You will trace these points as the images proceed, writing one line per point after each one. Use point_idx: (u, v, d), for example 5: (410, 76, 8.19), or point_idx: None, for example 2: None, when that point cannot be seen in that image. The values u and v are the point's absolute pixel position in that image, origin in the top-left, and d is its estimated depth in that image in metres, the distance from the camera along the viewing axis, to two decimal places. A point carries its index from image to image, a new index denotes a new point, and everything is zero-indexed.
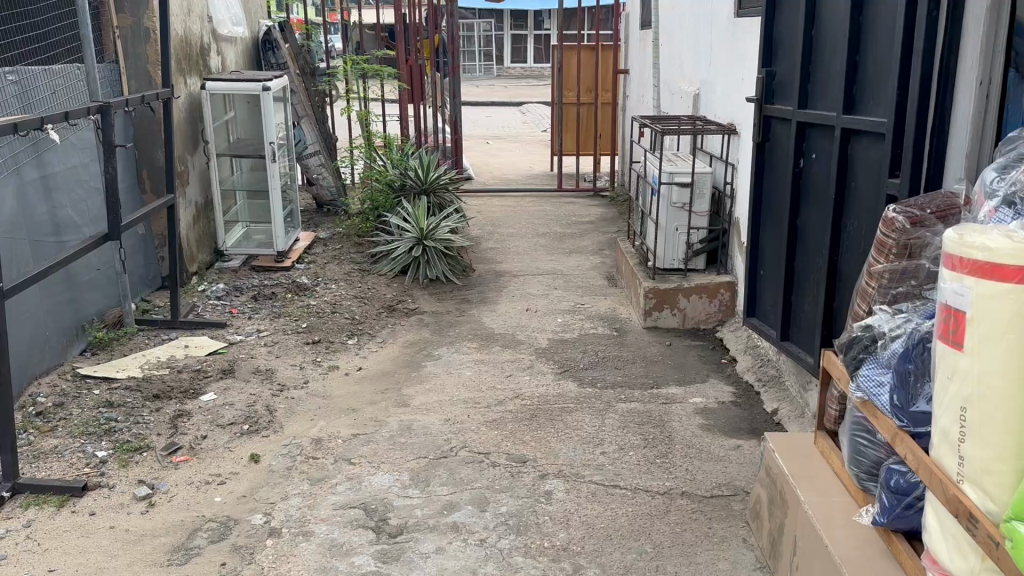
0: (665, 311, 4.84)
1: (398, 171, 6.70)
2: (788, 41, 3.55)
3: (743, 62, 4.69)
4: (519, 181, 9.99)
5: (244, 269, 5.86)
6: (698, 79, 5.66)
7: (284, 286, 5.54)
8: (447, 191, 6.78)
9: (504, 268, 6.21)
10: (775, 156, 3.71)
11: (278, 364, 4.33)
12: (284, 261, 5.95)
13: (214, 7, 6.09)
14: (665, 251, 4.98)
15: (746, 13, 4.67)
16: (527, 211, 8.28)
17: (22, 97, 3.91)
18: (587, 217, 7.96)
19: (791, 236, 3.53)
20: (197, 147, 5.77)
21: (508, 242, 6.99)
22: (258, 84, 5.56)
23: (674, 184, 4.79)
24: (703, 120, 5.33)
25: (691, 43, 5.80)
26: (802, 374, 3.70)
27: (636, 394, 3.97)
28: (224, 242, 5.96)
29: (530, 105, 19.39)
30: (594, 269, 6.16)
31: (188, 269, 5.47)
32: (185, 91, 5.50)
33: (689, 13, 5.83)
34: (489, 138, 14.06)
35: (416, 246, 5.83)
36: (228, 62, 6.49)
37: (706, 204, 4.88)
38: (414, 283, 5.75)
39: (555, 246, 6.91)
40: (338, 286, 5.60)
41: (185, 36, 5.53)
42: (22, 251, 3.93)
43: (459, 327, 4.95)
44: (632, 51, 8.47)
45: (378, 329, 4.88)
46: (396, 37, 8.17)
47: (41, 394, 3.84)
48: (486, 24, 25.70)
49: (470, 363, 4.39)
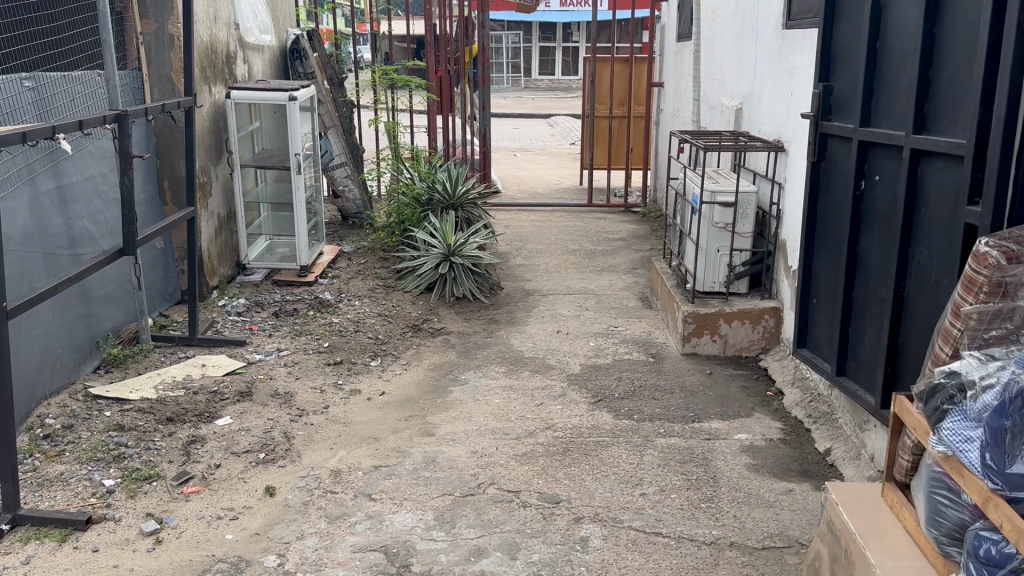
0: (704, 337, 4.59)
1: (425, 184, 6.52)
2: (848, 55, 3.32)
3: (793, 76, 4.45)
4: (547, 195, 9.78)
5: (266, 283, 5.71)
6: (741, 93, 5.41)
7: (307, 302, 5.35)
8: (475, 205, 6.59)
9: (533, 286, 5.98)
10: (833, 176, 3.49)
11: (298, 386, 4.11)
12: (307, 276, 5.78)
13: (241, 13, 5.95)
14: (705, 274, 4.73)
15: (797, 24, 4.43)
16: (556, 226, 8.05)
17: (39, 105, 3.78)
18: (618, 234, 7.72)
19: (850, 264, 3.30)
20: (220, 158, 5.62)
21: (536, 258, 6.77)
22: (284, 94, 5.40)
23: (716, 204, 4.56)
24: (746, 136, 5.08)
25: (734, 56, 5.55)
26: (860, 413, 3.47)
27: (676, 429, 3.71)
28: (247, 255, 5.79)
29: (558, 117, 19.21)
30: (627, 289, 5.91)
31: (209, 282, 5.30)
32: (210, 100, 5.36)
33: (733, 24, 5.59)
34: (517, 151, 13.89)
35: (443, 262, 5.63)
36: (254, 71, 6.33)
37: (750, 224, 4.64)
38: (440, 300, 5.54)
39: (585, 264, 6.67)
40: (363, 303, 5.40)
41: (211, 43, 5.39)
42: (36, 265, 3.78)
43: (487, 350, 4.72)
44: (667, 64, 8.23)
45: (402, 350, 4.67)
46: (426, 48, 7.97)
47: (50, 416, 3.67)
48: (514, 37, 25.66)
49: (498, 389, 4.15)
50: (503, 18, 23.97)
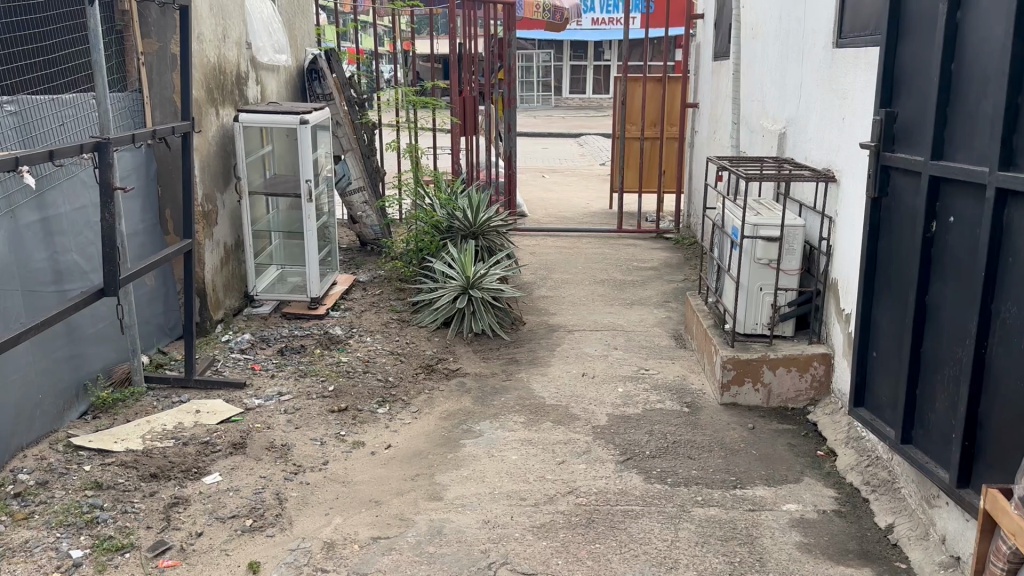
0: (746, 385, 4.17)
1: (446, 211, 6.19)
2: (917, 78, 2.92)
3: (846, 99, 4.05)
4: (576, 219, 9.40)
5: (275, 316, 5.39)
6: (786, 117, 5.03)
7: (316, 337, 5.02)
8: (498, 234, 6.25)
9: (558, 322, 5.58)
10: (897, 215, 3.08)
11: (297, 438, 3.75)
12: (318, 308, 5.46)
13: (255, 32, 5.68)
14: (746, 315, 4.33)
15: (852, 43, 4.05)
16: (584, 254, 7.65)
17: (22, 130, 3.49)
18: (649, 263, 7.31)
19: (919, 316, 2.89)
20: (227, 184, 5.32)
21: (562, 290, 6.39)
22: (295, 117, 5.11)
23: (759, 237, 4.17)
24: (791, 164, 4.70)
25: (778, 78, 5.16)
26: (927, 485, 3.03)
27: (716, 497, 3.30)
28: (255, 286, 5.47)
29: (588, 136, 18.85)
30: (658, 325, 5.50)
31: (213, 316, 5.00)
32: (218, 124, 5.08)
33: (776, 45, 5.21)
34: (545, 172, 13.55)
35: (461, 295, 5.27)
36: (268, 92, 6.06)
37: (797, 261, 4.25)
38: (458, 337, 5.18)
39: (614, 296, 6.26)
40: (375, 340, 5.05)
41: (219, 63, 5.11)
42: (13, 303, 3.47)
43: (506, 395, 4.33)
44: (703, 83, 7.83)
45: (414, 395, 4.29)
46: (451, 68, 7.66)
47: (24, 470, 3.35)
48: (544, 55, 25.43)
49: (516, 444, 3.76)
50: (534, 37, 23.74)
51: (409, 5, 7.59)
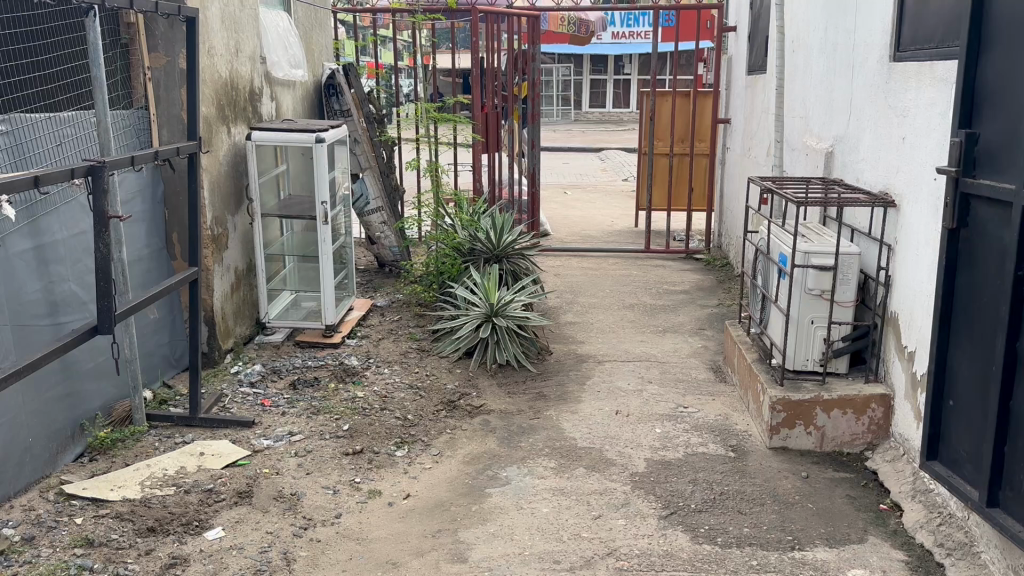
0: (798, 428, 3.85)
1: (468, 233, 5.90)
2: (1005, 96, 2.58)
3: (907, 117, 3.73)
4: (601, 238, 9.07)
5: (288, 344, 5.11)
6: (833, 134, 4.71)
7: (330, 368, 4.72)
8: (522, 256, 5.95)
9: (587, 351, 5.24)
10: (979, 249, 2.73)
11: (308, 486, 3.44)
12: (333, 336, 5.16)
13: (269, 47, 5.44)
14: (795, 350, 4.00)
15: (912, 56, 3.73)
16: (611, 276, 7.31)
17: (15, 151, 3.24)
18: (680, 286, 6.96)
19: (1008, 364, 2.54)
20: (240, 206, 5.04)
21: (589, 315, 6.06)
22: (310, 135, 4.85)
23: (811, 266, 3.86)
24: (841, 185, 4.37)
25: (825, 94, 4.85)
26: (1014, 553, 2.67)
27: (772, 561, 2.96)
28: (267, 312, 5.15)
29: (609, 151, 18.54)
30: (695, 356, 5.15)
31: (223, 345, 4.73)
32: (229, 142, 4.82)
33: (822, 58, 4.89)
34: (567, 188, 13.23)
35: (485, 324, 4.96)
36: (283, 108, 5.80)
37: (852, 291, 3.92)
38: (481, 368, 4.86)
39: (645, 322, 5.92)
40: (393, 371, 4.74)
41: (231, 79, 4.86)
42: (3, 340, 3.20)
43: (534, 436, 3.99)
44: (736, 98, 7.50)
45: (435, 435, 3.96)
46: (472, 83, 7.39)
47: (9, 524, 3.07)
48: (564, 70, 25.18)
49: (547, 494, 3.42)
50: (554, 51, 23.51)
51: (430, 18, 7.33)
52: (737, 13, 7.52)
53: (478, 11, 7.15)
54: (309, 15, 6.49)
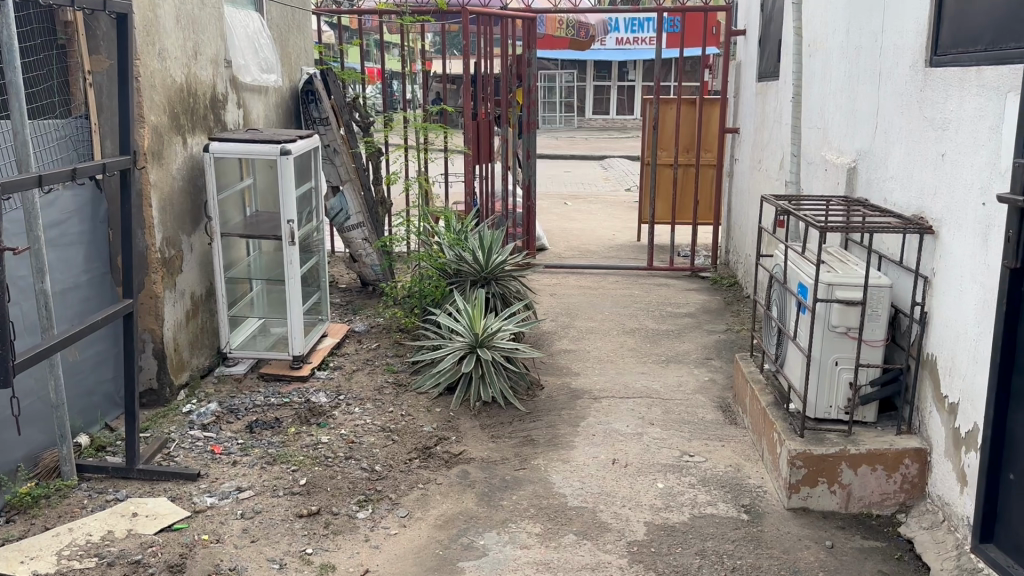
0: (820, 487, 3.36)
1: (454, 252, 5.42)
2: None
3: (946, 131, 3.25)
4: (602, 253, 8.58)
5: (251, 378, 4.63)
6: (856, 148, 4.23)
7: (294, 407, 4.24)
8: (512, 277, 5.46)
9: (583, 385, 4.75)
10: None
11: (251, 558, 2.95)
12: (302, 367, 4.67)
13: (235, 49, 4.97)
14: (817, 396, 3.52)
15: (952, 61, 3.24)
16: (610, 296, 6.82)
17: None
18: (686, 308, 6.46)
19: None
20: (198, 224, 4.58)
21: (586, 342, 5.57)
22: (275, 147, 4.38)
23: (834, 301, 3.38)
24: (867, 207, 3.90)
25: (847, 103, 4.37)
26: None
27: None
28: (228, 341, 4.65)
29: (612, 159, 18.05)
30: (701, 392, 4.65)
31: (174, 381, 4.27)
32: (183, 155, 4.36)
33: (844, 63, 4.42)
34: (567, 198, 12.73)
35: (469, 356, 4.47)
36: (253, 117, 5.34)
37: (881, 329, 3.44)
38: (464, 406, 4.36)
39: (647, 350, 5.43)
40: (364, 409, 4.25)
41: (187, 85, 4.39)
42: None
43: (519, 492, 3.49)
44: (745, 106, 7.02)
45: (404, 491, 3.47)
46: (463, 89, 6.91)
47: None
48: (567, 76, 24.78)
49: (528, 569, 2.93)
50: (556, 57, 23.08)
51: (418, 19, 6.85)
52: (746, 16, 7.03)
53: (469, 13, 6.67)
54: (285, 16, 6.03)
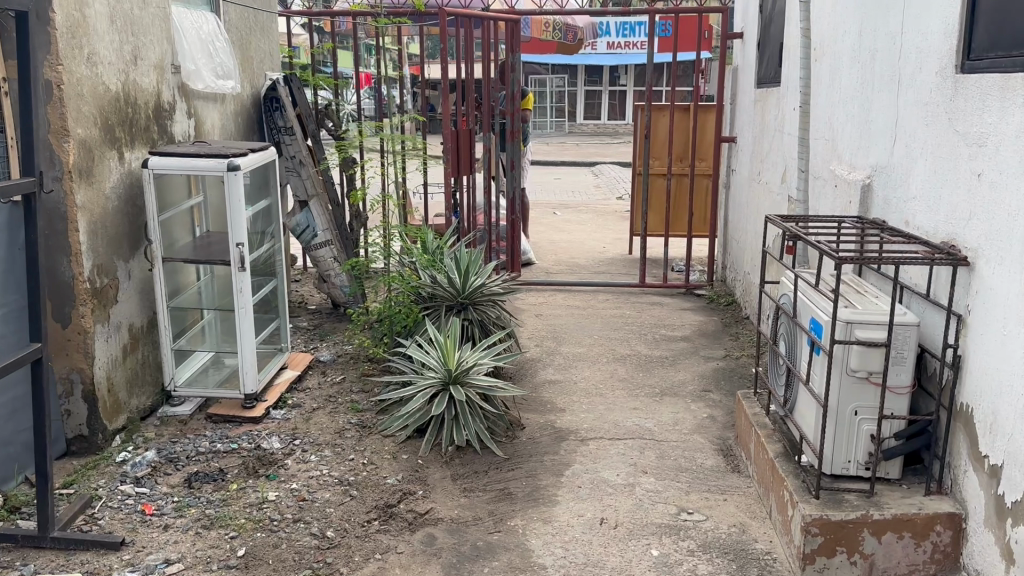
0: (839, 557, 2.91)
1: (428, 275, 4.97)
2: None
3: (982, 148, 2.80)
4: (591, 267, 8.14)
5: (198, 420, 4.17)
6: (871, 164, 3.79)
7: (242, 456, 3.78)
8: (492, 303, 5.01)
9: (568, 423, 4.30)
10: None
11: None
12: (255, 407, 4.20)
13: (183, 53, 4.50)
14: (833, 450, 3.07)
15: (991, 66, 2.79)
16: (600, 316, 6.37)
17: None
18: (680, 330, 6.02)
19: None
20: (139, 248, 4.11)
21: (572, 371, 5.11)
22: (221, 162, 3.93)
23: (854, 342, 2.93)
24: (887, 231, 3.45)
25: (859, 113, 3.94)
26: None
27: None
28: (172, 378, 4.19)
29: (604, 166, 17.63)
30: (699, 431, 4.20)
31: (107, 426, 3.80)
32: (119, 171, 3.89)
33: (856, 69, 3.99)
34: (557, 207, 12.29)
35: (441, 394, 4.01)
36: (206, 128, 4.89)
37: (908, 374, 2.99)
38: (435, 451, 3.89)
39: (639, 380, 4.98)
40: (321, 457, 3.78)
41: (124, 93, 3.93)
42: None
43: (492, 563, 3.02)
44: (742, 114, 6.59)
45: (360, 562, 3.00)
46: (442, 96, 6.46)
47: None
48: (558, 80, 24.38)
49: None
50: (547, 61, 22.69)
51: (393, 22, 6.40)
52: (744, 18, 6.60)
53: (447, 14, 6.21)
54: (246, 17, 5.55)
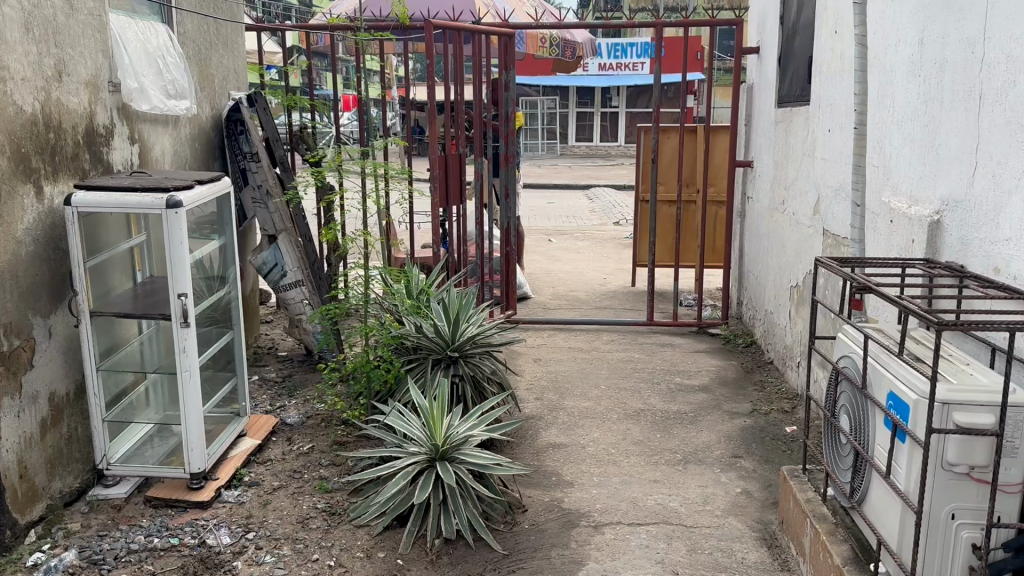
0: None
1: (411, 323, 4.32)
2: None
3: None
4: (592, 302, 7.49)
5: (136, 505, 3.47)
6: (940, 197, 3.17)
7: (182, 558, 3.09)
8: (485, 355, 4.35)
9: (578, 503, 3.62)
10: None
11: None
12: (204, 489, 3.52)
13: (123, 66, 3.82)
14: (927, 565, 2.40)
15: None
16: (606, 361, 5.71)
17: None
18: (697, 378, 5.36)
19: None
20: (63, 300, 3.42)
21: (578, 432, 4.44)
22: (161, 199, 3.26)
23: (955, 429, 2.27)
24: (970, 280, 2.83)
25: (921, 136, 3.32)
26: None
27: None
28: (105, 455, 3.50)
29: (598, 189, 17.06)
30: (734, 514, 3.52)
31: (18, 522, 3.11)
32: (36, 209, 3.22)
33: (915, 84, 3.38)
34: (551, 234, 11.67)
35: (427, 473, 3.34)
36: (153, 155, 4.24)
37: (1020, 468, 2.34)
38: (419, 546, 3.21)
39: (656, 443, 4.31)
40: (280, 557, 3.10)
41: (45, 116, 3.27)
42: None
43: None
44: (760, 136, 5.98)
45: None
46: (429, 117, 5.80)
47: None
48: (550, 101, 23.85)
49: None
50: (540, 82, 22.22)
51: (375, 36, 5.77)
52: (761, 31, 6.01)
53: (433, 27, 5.57)
54: (205, 28, 4.93)
